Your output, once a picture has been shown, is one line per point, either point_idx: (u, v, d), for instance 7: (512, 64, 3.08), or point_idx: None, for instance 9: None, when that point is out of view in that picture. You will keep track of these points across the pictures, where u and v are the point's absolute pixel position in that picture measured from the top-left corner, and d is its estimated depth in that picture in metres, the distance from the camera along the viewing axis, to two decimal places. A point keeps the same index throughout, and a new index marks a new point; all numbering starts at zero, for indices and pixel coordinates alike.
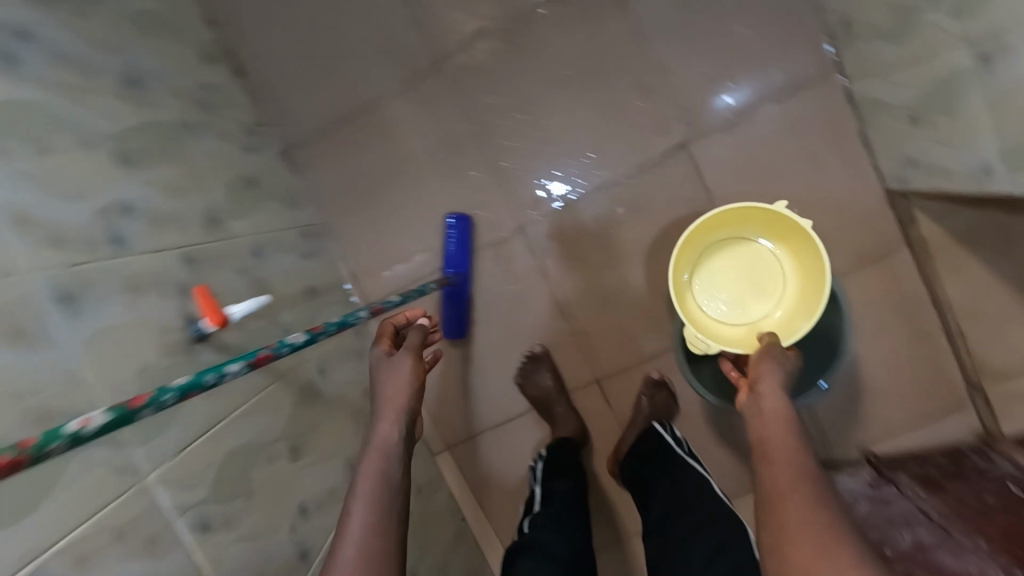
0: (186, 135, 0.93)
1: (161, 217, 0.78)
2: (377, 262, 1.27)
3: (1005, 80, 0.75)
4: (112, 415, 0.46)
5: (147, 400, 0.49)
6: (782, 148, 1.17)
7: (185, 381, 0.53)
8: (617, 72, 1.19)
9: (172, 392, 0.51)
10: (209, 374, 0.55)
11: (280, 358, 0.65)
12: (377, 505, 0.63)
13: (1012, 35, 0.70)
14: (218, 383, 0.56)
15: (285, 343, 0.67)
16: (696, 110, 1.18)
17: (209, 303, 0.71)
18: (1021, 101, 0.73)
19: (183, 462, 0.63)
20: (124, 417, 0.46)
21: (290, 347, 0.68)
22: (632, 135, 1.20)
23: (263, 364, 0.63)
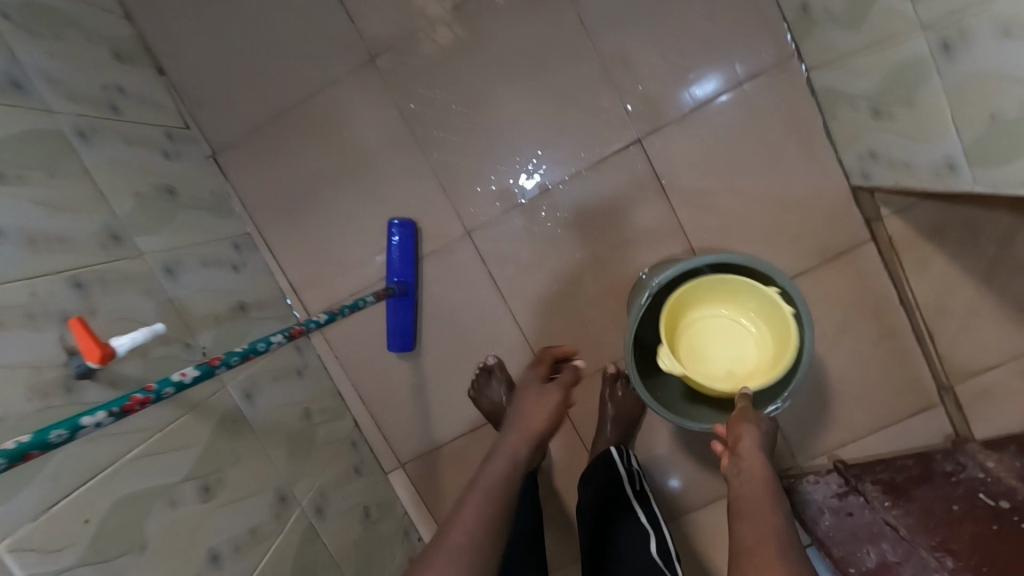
0: (84, 144, 0.84)
1: (41, 239, 0.70)
2: (317, 272, 1.19)
3: (966, 71, 0.69)
4: None
5: None
6: (741, 142, 1.10)
7: (22, 442, 0.46)
8: (566, 64, 1.11)
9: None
10: (57, 431, 0.48)
11: (160, 401, 0.57)
12: (482, 516, 0.64)
13: (973, 21, 0.64)
14: (68, 440, 0.49)
15: (171, 381, 0.59)
16: (651, 104, 1.11)
17: (86, 335, 0.63)
18: (983, 93, 0.68)
19: (49, 523, 0.56)
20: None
21: (177, 386, 0.60)
22: (583, 132, 1.12)
23: (135, 409, 0.55)
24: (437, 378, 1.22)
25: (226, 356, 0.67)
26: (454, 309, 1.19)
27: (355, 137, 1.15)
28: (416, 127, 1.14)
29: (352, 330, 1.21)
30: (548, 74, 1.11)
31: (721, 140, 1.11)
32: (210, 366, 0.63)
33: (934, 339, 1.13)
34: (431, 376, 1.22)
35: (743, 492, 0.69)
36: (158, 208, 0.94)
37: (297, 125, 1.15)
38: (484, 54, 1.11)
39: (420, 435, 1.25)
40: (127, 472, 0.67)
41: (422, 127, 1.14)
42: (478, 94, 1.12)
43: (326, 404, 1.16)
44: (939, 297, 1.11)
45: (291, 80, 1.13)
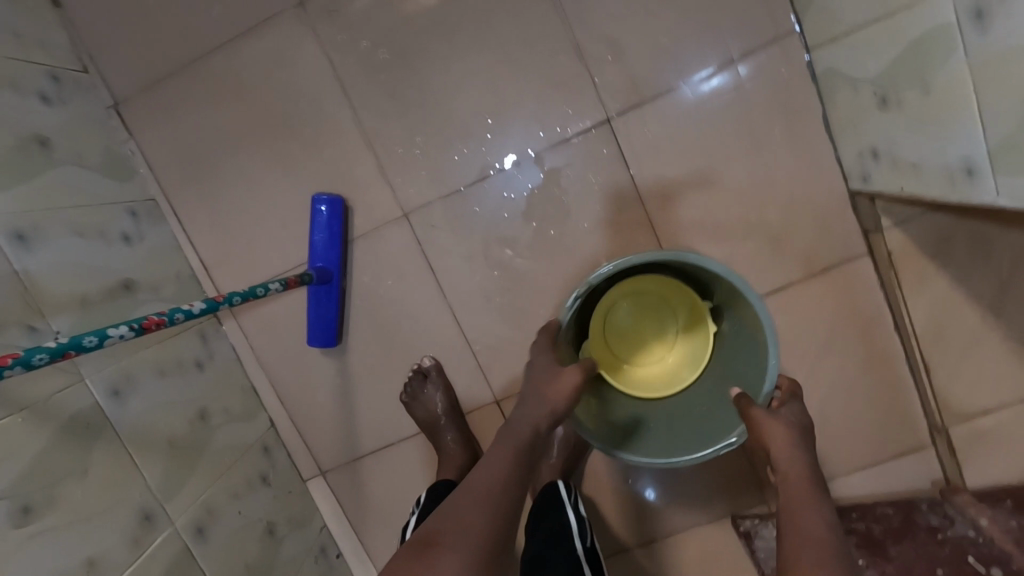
0: None
1: None
2: (232, 249, 1.04)
3: (999, 46, 0.54)
4: None
5: None
6: (725, 130, 0.95)
7: None
8: (528, 26, 0.95)
9: None
10: None
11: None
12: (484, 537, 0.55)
13: None
14: None
15: None
16: (624, 78, 0.95)
17: None
18: (1018, 75, 0.53)
19: None
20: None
21: None
22: (544, 106, 0.97)
23: None
24: (365, 379, 1.08)
25: (24, 353, 0.52)
26: (386, 300, 1.04)
27: (279, 95, 0.99)
28: (350, 89, 0.98)
29: (270, 319, 1.06)
30: (507, 35, 0.95)
31: (702, 125, 0.95)
32: None
33: (929, 372, 0.98)
34: (358, 376, 1.08)
35: (786, 506, 0.64)
36: (19, 161, 0.79)
37: (213, 77, 0.99)
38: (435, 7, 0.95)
39: (343, 442, 1.10)
40: None
41: (358, 89, 0.98)
42: (424, 54, 0.97)
43: (232, 402, 1.02)
44: (939, 324, 0.97)
45: (208, 23, 0.96)
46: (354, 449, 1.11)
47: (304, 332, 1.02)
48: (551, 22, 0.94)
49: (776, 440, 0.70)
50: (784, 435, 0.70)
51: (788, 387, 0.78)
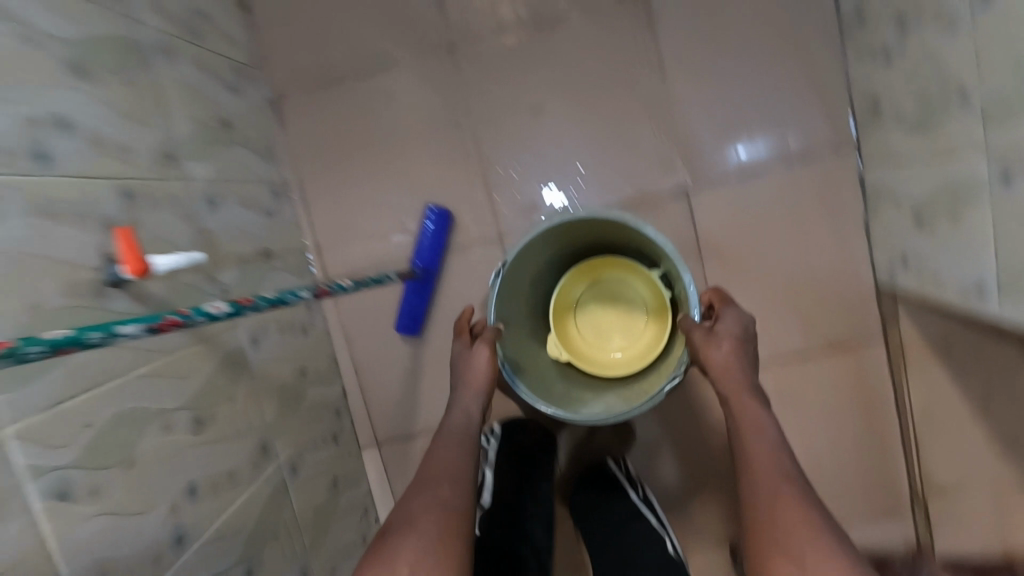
0: (161, 58, 0.85)
1: (105, 141, 0.71)
2: (344, 237, 1.20)
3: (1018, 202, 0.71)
4: None
5: (6, 349, 0.42)
6: (781, 215, 1.13)
7: (62, 335, 0.46)
8: (632, 100, 1.13)
9: (40, 344, 0.44)
10: (95, 333, 0.49)
11: (191, 327, 0.58)
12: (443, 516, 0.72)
13: None
14: (105, 344, 0.49)
15: (201, 311, 0.60)
16: (704, 155, 1.13)
17: (130, 246, 0.63)
18: None
19: (52, 419, 0.56)
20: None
21: (207, 317, 0.60)
22: (632, 165, 1.14)
23: (167, 331, 0.56)
24: (433, 368, 1.23)
25: (257, 300, 0.67)
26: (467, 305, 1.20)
27: (413, 115, 1.16)
28: (474, 121, 1.16)
29: (362, 301, 1.22)
30: (614, 101, 1.13)
31: (763, 206, 1.13)
32: (241, 306, 0.64)
33: (920, 449, 1.15)
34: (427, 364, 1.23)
35: (739, 429, 0.80)
36: (212, 136, 0.95)
37: (361, 90, 1.16)
38: (558, 68, 1.14)
39: (401, 420, 1.25)
40: (133, 385, 0.67)
41: (480, 123, 1.15)
42: (541, 104, 1.14)
43: (320, 365, 1.17)
44: (933, 409, 1.13)
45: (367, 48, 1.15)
46: (412, 429, 1.25)
47: (394, 318, 1.18)
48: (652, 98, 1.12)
49: (721, 353, 0.85)
50: (727, 349, 0.86)
51: (717, 300, 0.95)
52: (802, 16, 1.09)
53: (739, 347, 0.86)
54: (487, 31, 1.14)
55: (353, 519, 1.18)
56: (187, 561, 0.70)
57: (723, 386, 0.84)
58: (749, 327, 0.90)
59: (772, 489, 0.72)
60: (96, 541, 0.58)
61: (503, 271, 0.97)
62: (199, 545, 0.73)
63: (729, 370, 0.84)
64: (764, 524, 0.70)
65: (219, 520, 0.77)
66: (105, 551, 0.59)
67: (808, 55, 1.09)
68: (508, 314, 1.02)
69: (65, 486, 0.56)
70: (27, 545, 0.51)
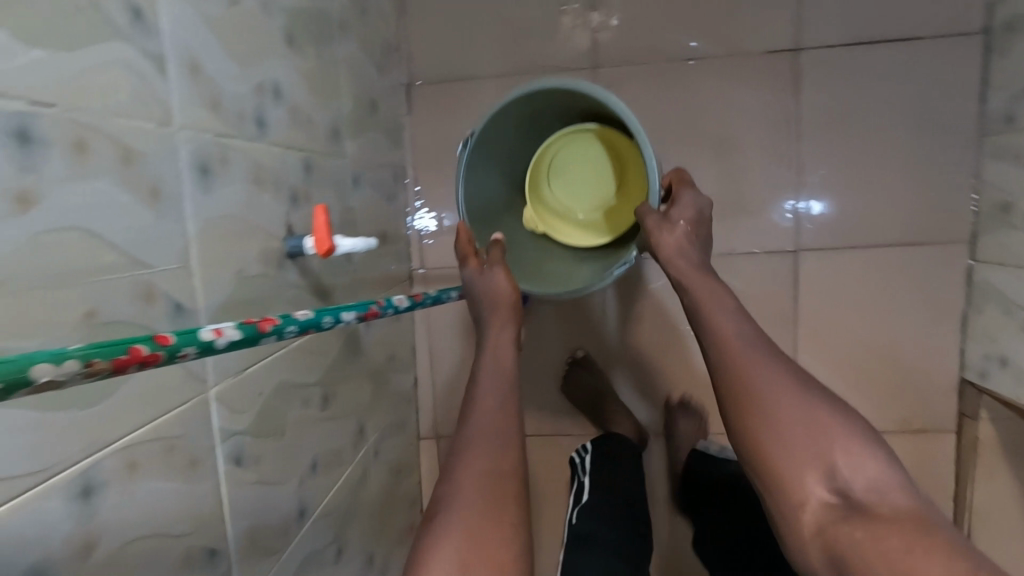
0: (339, 33, 0.85)
1: (297, 112, 0.71)
2: (448, 231, 1.20)
3: None
4: (243, 332, 0.40)
5: (273, 327, 0.43)
6: (884, 292, 1.13)
7: (307, 316, 0.47)
8: (762, 152, 1.11)
9: (296, 324, 0.45)
10: (328, 317, 0.49)
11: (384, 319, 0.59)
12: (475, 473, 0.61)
13: None
14: (333, 328, 0.50)
15: (391, 304, 0.61)
16: (825, 219, 1.12)
17: (324, 224, 0.64)
18: None
19: (239, 384, 0.56)
20: (254, 338, 0.40)
21: (395, 311, 0.61)
22: (750, 215, 1.13)
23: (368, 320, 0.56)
24: None
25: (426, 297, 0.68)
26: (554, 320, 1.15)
27: None
28: None
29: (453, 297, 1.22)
30: (744, 148, 1.11)
31: (870, 280, 1.13)
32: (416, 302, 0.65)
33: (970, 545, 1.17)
34: None
35: (702, 310, 0.73)
36: (362, 116, 0.95)
37: (493, 91, 1.16)
38: (697, 103, 1.11)
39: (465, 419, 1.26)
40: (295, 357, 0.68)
41: None
42: (672, 136, 1.13)
43: (404, 352, 1.17)
44: (993, 509, 1.15)
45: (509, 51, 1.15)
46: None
47: None
48: (784, 152, 1.11)
49: (669, 238, 0.78)
50: (685, 238, 0.78)
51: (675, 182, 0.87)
52: (947, 101, 1.06)
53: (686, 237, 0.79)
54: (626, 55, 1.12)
55: (407, 508, 1.19)
56: (304, 535, 0.71)
57: (678, 272, 0.77)
58: (706, 213, 0.82)
59: (782, 395, 0.64)
60: (252, 509, 0.59)
61: (471, 144, 0.88)
62: (312, 520, 0.74)
63: (674, 248, 0.78)
64: (770, 425, 0.62)
65: (328, 497, 0.78)
66: (256, 520, 0.60)
67: (945, 141, 1.07)
68: (490, 195, 0.95)
69: (243, 452, 0.57)
70: (211, 507, 0.52)
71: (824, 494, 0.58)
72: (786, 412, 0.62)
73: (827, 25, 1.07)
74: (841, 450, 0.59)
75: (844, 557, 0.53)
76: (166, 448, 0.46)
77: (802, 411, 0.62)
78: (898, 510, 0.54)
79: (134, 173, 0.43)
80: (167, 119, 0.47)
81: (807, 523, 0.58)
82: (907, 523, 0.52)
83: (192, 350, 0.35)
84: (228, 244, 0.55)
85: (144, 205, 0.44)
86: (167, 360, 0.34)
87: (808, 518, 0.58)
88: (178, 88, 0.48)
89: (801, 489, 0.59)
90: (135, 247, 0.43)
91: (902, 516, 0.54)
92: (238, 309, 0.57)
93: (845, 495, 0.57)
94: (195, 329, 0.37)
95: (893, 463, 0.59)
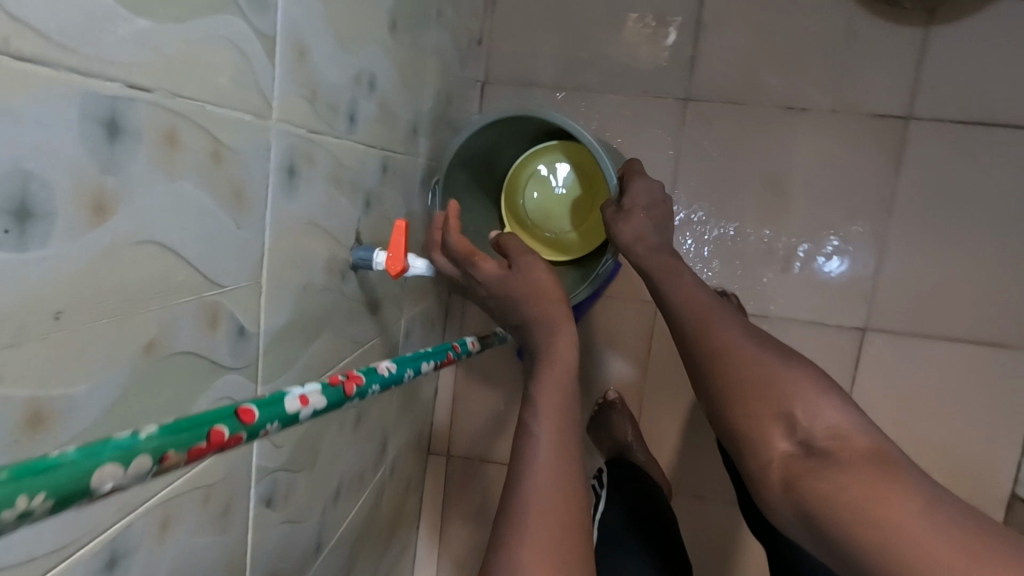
0: (433, 20, 0.77)
1: (384, 105, 0.63)
2: None
3: None
4: (329, 398, 0.34)
5: (357, 387, 0.37)
6: (950, 388, 1.05)
7: (388, 370, 0.41)
8: (849, 218, 1.03)
9: (379, 381, 0.39)
10: (409, 369, 0.43)
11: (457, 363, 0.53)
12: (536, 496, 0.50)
13: None
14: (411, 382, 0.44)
15: (466, 346, 0.55)
16: (902, 300, 1.04)
17: (401, 241, 0.57)
18: None
19: (285, 413, 0.49)
20: (339, 404, 0.34)
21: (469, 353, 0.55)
22: (823, 282, 1.05)
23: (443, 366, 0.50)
24: None
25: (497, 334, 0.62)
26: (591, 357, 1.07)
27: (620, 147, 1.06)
28: (679, 173, 1.05)
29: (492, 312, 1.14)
30: (831, 211, 1.03)
31: (938, 372, 1.05)
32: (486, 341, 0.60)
33: None
34: None
35: (661, 281, 0.71)
36: (439, 111, 0.87)
37: (573, 103, 1.07)
38: (789, 155, 1.03)
39: (482, 440, 1.15)
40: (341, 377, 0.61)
41: (685, 178, 1.05)
42: (756, 184, 1.04)
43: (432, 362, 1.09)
44: None
45: (598, 64, 1.06)
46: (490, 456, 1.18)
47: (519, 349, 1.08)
48: (871, 222, 1.03)
49: (627, 232, 0.75)
50: (650, 225, 0.75)
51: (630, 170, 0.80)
52: None
53: (654, 221, 0.76)
54: (725, 91, 1.04)
55: (408, 525, 1.10)
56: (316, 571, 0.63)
57: (638, 257, 0.74)
58: (660, 195, 0.77)
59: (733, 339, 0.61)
60: (273, 552, 0.52)
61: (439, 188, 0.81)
62: (325, 552, 0.66)
63: (639, 233, 0.74)
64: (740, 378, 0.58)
65: (344, 525, 0.71)
66: (275, 563, 0.53)
67: None
68: (478, 225, 0.89)
69: (276, 488, 0.50)
70: (234, 556, 0.44)
71: (787, 446, 0.54)
72: (744, 354, 0.60)
73: (943, 98, 0.99)
74: (801, 398, 0.55)
75: (816, 512, 0.50)
76: (202, 497, 0.39)
77: (753, 354, 0.59)
78: (859, 449, 0.51)
79: (222, 172, 0.35)
80: (265, 109, 0.39)
81: (774, 480, 0.54)
82: (866, 463, 0.49)
83: (273, 429, 0.30)
84: (300, 253, 0.48)
85: (226, 211, 0.36)
86: (248, 439, 0.29)
87: (775, 475, 0.54)
88: (279, 74, 0.40)
89: (765, 446, 0.55)
90: (207, 263, 0.35)
91: (863, 454, 0.50)
92: (298, 328, 0.49)
93: (806, 444, 0.53)
94: (279, 395, 0.31)
95: (845, 401, 0.55)
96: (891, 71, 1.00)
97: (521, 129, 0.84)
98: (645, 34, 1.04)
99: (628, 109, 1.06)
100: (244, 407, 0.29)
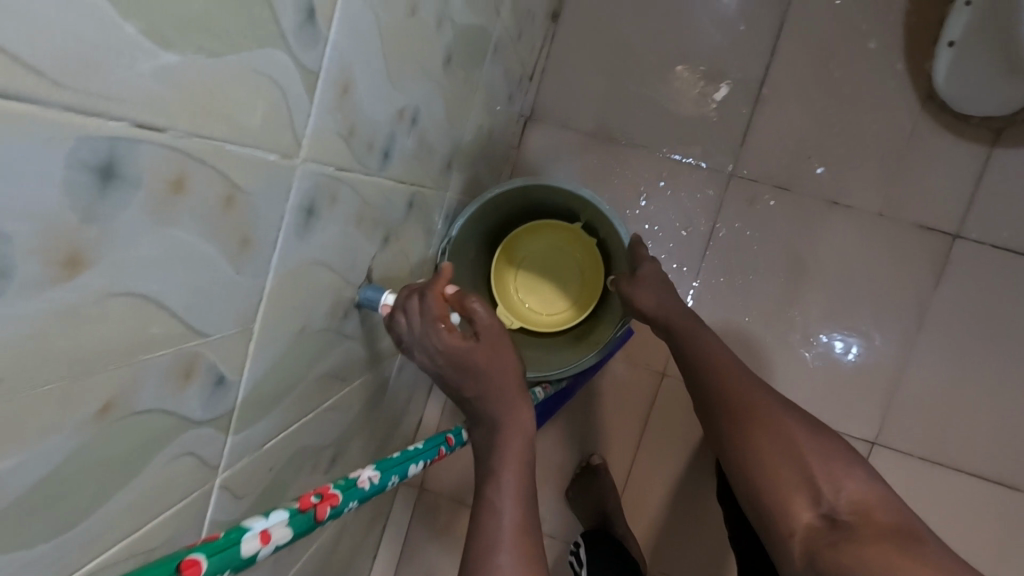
0: (489, 54, 0.74)
1: (423, 141, 0.59)
2: None
3: None
4: (294, 530, 0.33)
5: (332, 508, 0.36)
6: (957, 526, 0.98)
7: (371, 479, 0.41)
8: (878, 326, 0.99)
9: (356, 498, 0.38)
10: (391, 477, 0.43)
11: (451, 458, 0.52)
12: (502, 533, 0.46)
13: None
14: (392, 489, 0.44)
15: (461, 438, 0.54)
16: (923, 423, 0.98)
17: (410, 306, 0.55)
18: None
19: (252, 462, 0.45)
20: (305, 533, 0.34)
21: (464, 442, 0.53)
22: (843, 387, 1.00)
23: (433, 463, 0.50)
24: None
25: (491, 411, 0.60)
26: (585, 420, 1.02)
27: (656, 209, 1.02)
28: (712, 247, 1.01)
29: None
30: (860, 315, 0.99)
31: (947, 505, 0.99)
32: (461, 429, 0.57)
33: None
34: None
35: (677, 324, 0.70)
36: (477, 145, 0.84)
37: (616, 155, 1.03)
38: (827, 250, 0.99)
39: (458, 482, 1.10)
40: (323, 419, 0.57)
41: (717, 253, 1.01)
42: (789, 273, 1.00)
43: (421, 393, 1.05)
44: None
45: (647, 121, 1.02)
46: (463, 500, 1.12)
47: None
48: (902, 334, 0.98)
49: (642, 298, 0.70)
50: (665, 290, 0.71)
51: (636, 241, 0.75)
52: None
53: (663, 286, 0.71)
54: (772, 173, 1.00)
55: (363, 558, 1.05)
56: None
57: (657, 313, 0.70)
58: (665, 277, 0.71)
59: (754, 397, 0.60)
60: None
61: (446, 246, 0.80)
62: None
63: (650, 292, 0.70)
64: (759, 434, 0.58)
65: (294, 569, 0.66)
66: None
67: None
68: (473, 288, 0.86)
69: None
70: None
71: (810, 517, 0.52)
72: (765, 411, 0.59)
73: (997, 222, 0.95)
74: (823, 467, 0.54)
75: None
76: (136, 562, 0.35)
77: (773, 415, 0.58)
78: (883, 526, 0.49)
79: (229, 216, 0.31)
80: (293, 148, 0.35)
81: (795, 552, 0.51)
82: (890, 538, 0.47)
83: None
84: (302, 296, 0.44)
85: (228, 258, 0.33)
86: None
87: (795, 547, 0.51)
88: (317, 110, 0.37)
89: (787, 517, 0.53)
90: (194, 314, 0.32)
91: (888, 531, 0.48)
92: (284, 373, 0.45)
93: (832, 517, 0.51)
94: (240, 530, 0.30)
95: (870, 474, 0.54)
96: (947, 184, 0.96)
97: (521, 201, 0.87)
98: (701, 100, 1.01)
99: (671, 172, 1.02)
100: (190, 557, 0.28)
